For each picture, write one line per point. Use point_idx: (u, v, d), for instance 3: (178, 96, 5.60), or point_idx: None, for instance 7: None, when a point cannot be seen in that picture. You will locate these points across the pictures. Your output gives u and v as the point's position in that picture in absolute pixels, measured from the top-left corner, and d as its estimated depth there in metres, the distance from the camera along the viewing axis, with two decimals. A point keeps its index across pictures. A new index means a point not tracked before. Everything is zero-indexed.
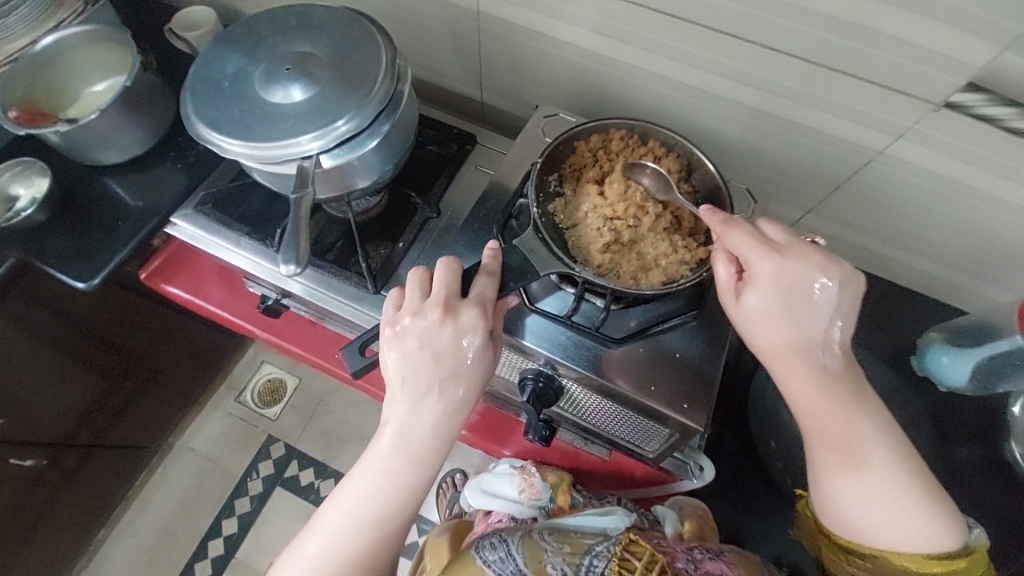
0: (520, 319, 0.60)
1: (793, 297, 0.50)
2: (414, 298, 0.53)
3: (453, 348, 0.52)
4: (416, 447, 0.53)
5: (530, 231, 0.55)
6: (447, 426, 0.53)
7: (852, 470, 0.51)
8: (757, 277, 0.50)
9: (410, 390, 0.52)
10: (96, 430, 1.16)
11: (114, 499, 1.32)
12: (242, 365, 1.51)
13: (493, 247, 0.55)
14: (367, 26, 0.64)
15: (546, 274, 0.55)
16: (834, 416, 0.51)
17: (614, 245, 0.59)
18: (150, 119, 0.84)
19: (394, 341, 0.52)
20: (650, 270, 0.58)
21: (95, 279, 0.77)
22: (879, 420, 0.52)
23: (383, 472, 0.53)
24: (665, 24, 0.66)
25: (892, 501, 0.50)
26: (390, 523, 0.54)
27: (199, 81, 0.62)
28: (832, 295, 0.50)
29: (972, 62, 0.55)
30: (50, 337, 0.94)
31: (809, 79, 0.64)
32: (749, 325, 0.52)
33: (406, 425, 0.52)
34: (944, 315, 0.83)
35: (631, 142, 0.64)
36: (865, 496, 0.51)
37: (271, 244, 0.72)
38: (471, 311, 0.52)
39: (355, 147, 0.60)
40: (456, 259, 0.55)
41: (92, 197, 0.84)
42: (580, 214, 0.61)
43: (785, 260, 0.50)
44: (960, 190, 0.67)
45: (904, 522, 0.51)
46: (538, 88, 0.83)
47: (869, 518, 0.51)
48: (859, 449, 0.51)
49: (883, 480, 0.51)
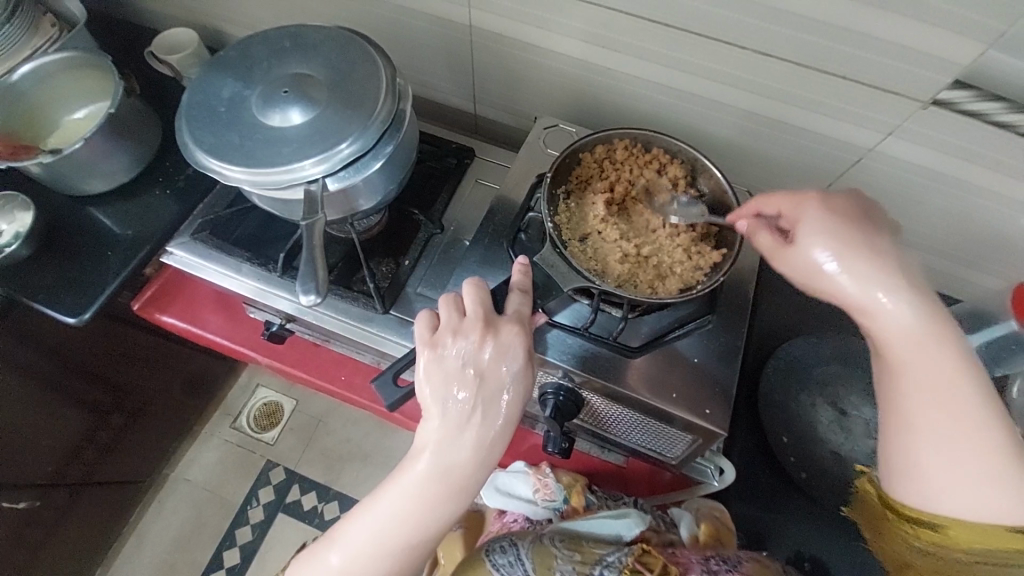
0: (541, 336, 0.60)
1: (841, 224, 0.49)
2: (452, 319, 0.54)
3: (495, 370, 0.52)
4: (455, 474, 0.52)
5: (549, 247, 0.57)
6: (487, 453, 0.52)
7: (921, 404, 0.44)
8: (806, 217, 0.51)
9: (450, 413, 0.51)
10: (86, 467, 1.12)
11: (108, 537, 1.28)
12: (236, 390, 1.48)
13: (522, 264, 0.57)
14: (364, 45, 0.64)
15: (569, 290, 0.57)
16: (917, 342, 0.45)
17: (632, 257, 0.60)
18: (136, 146, 0.82)
19: (434, 362, 0.52)
20: (666, 278, 0.59)
21: (88, 313, 0.75)
22: (970, 363, 0.45)
23: (419, 496, 0.52)
24: (659, 34, 0.67)
25: (972, 454, 0.43)
26: (421, 548, 0.53)
27: (194, 108, 0.61)
28: (887, 230, 0.50)
29: (958, 61, 0.57)
30: (36, 371, 0.90)
31: (800, 81, 0.65)
32: (805, 270, 0.50)
33: (443, 449, 0.51)
34: (937, 303, 0.86)
35: (635, 151, 0.66)
36: (933, 440, 0.44)
37: (274, 269, 0.71)
38: (512, 328, 0.54)
39: (360, 168, 0.59)
40: (485, 281, 0.57)
41: (78, 228, 0.81)
42: (590, 225, 0.62)
43: (829, 202, 0.51)
44: (948, 182, 0.69)
45: (981, 480, 0.42)
46: (532, 100, 0.84)
47: (933, 465, 0.44)
48: (931, 382, 0.44)
49: (959, 422, 0.43)
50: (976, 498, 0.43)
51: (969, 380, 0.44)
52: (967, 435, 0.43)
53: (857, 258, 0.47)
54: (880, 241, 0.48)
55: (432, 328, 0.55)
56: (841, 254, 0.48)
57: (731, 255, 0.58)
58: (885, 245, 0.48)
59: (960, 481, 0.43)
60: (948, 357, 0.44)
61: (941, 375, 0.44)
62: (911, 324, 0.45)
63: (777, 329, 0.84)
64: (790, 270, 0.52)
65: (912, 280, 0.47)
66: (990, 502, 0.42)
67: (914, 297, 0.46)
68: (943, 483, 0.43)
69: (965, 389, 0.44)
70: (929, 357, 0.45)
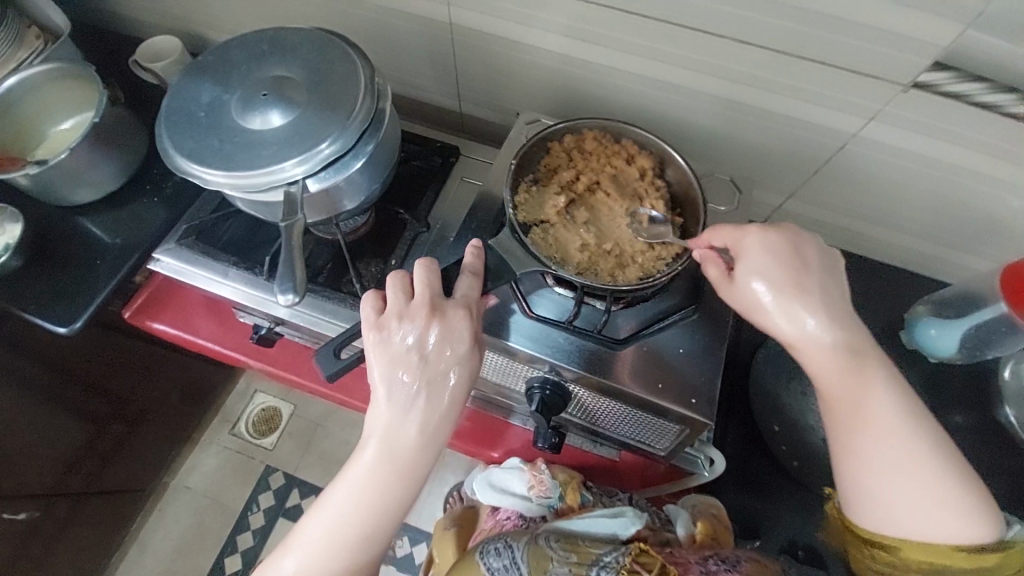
0: (508, 321, 0.60)
1: (781, 262, 0.51)
2: (399, 301, 0.54)
3: (441, 351, 0.52)
4: (403, 460, 0.52)
5: (507, 233, 0.57)
6: (434, 435, 0.52)
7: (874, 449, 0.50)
8: (750, 256, 0.52)
9: (396, 397, 0.51)
10: (86, 478, 1.12)
11: (110, 547, 1.28)
12: (235, 395, 1.48)
13: (475, 246, 0.57)
14: (341, 45, 0.64)
15: (525, 274, 0.57)
16: (857, 387, 0.50)
17: (591, 246, 0.61)
18: (123, 155, 0.82)
19: (380, 345, 0.52)
20: (626, 267, 0.60)
21: (79, 323, 0.75)
22: (901, 392, 0.51)
23: (369, 483, 0.52)
24: (637, 25, 0.66)
25: (917, 485, 0.50)
26: (375, 538, 0.53)
27: (174, 114, 0.61)
28: (820, 261, 0.52)
29: (937, 42, 0.56)
30: (29, 383, 0.90)
31: (781, 68, 0.65)
32: (747, 307, 0.52)
33: (391, 432, 0.51)
34: (928, 288, 0.86)
35: (605, 141, 0.66)
36: (884, 479, 0.50)
37: (260, 273, 0.71)
38: (458, 312, 0.53)
39: (341, 168, 0.59)
40: (435, 262, 0.57)
41: (68, 238, 0.81)
42: (550, 213, 0.62)
43: (767, 236, 0.52)
44: (934, 166, 0.69)
45: (925, 505, 0.50)
46: (515, 97, 0.84)
47: (889, 499, 0.50)
48: (878, 425, 0.50)
49: (904, 456, 0.50)
50: (926, 517, 0.50)
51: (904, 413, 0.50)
52: (909, 467, 0.50)
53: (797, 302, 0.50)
54: (813, 281, 0.51)
55: (378, 311, 0.54)
56: (782, 303, 0.50)
57: (692, 246, 0.59)
58: (818, 285, 0.51)
59: (915, 511, 0.50)
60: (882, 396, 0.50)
61: (879, 414, 0.50)
62: (849, 376, 0.50)
63: None
64: (734, 305, 0.54)
65: (844, 322, 0.50)
66: (940, 526, 0.50)
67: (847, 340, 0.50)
68: (899, 511, 0.51)
69: (900, 423, 0.50)
70: (874, 399, 0.50)
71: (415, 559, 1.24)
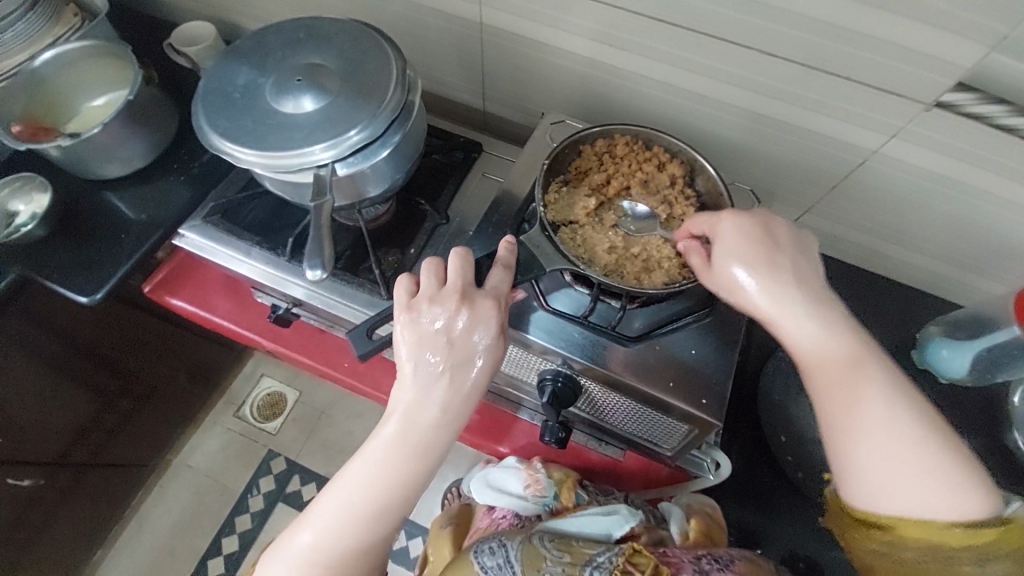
0: (527, 314, 0.61)
1: (754, 242, 0.53)
2: (431, 286, 0.55)
3: (467, 337, 0.53)
4: (422, 440, 0.53)
5: (536, 229, 0.58)
6: (453, 418, 0.53)
7: (851, 419, 0.48)
8: (723, 232, 0.55)
9: (420, 378, 0.52)
10: (90, 450, 1.13)
11: (109, 521, 1.29)
12: (241, 379, 1.50)
13: (509, 241, 0.58)
14: (376, 37, 0.66)
15: (552, 271, 0.58)
16: (833, 358, 0.50)
17: (619, 249, 0.62)
18: (153, 134, 0.84)
19: (409, 324, 0.53)
20: (653, 272, 0.61)
21: (100, 294, 0.76)
22: (881, 366, 0.50)
23: (387, 462, 0.53)
24: (665, 33, 0.68)
25: (907, 458, 0.46)
26: (389, 516, 0.54)
27: (211, 94, 0.62)
28: (790, 241, 0.54)
29: (961, 63, 0.57)
30: (45, 352, 0.92)
31: (805, 81, 0.66)
32: (728, 287, 0.54)
33: (412, 411, 0.52)
34: (941, 309, 0.86)
35: (636, 147, 0.68)
36: (870, 451, 0.47)
37: (283, 254, 0.72)
38: (487, 302, 0.54)
39: (368, 155, 0.61)
40: (470, 253, 0.58)
41: (94, 211, 0.83)
42: (579, 215, 0.63)
43: (739, 218, 0.55)
44: (953, 186, 0.70)
45: (916, 479, 0.46)
46: (541, 98, 0.85)
47: (877, 474, 0.47)
48: (854, 393, 0.49)
49: (886, 427, 0.47)
50: (920, 493, 0.46)
51: (887, 386, 0.48)
52: (893, 436, 0.47)
53: (759, 271, 0.52)
54: (780, 256, 0.53)
55: (411, 293, 0.56)
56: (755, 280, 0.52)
57: None
58: (786, 261, 0.53)
59: (906, 485, 0.46)
60: (862, 367, 0.49)
61: (858, 383, 0.49)
62: (821, 346, 0.51)
63: None
64: (715, 288, 0.55)
65: (811, 294, 0.52)
66: (933, 502, 0.46)
67: (818, 315, 0.51)
68: (890, 486, 0.47)
69: (880, 393, 0.48)
70: (851, 371, 0.49)
71: (410, 552, 1.25)
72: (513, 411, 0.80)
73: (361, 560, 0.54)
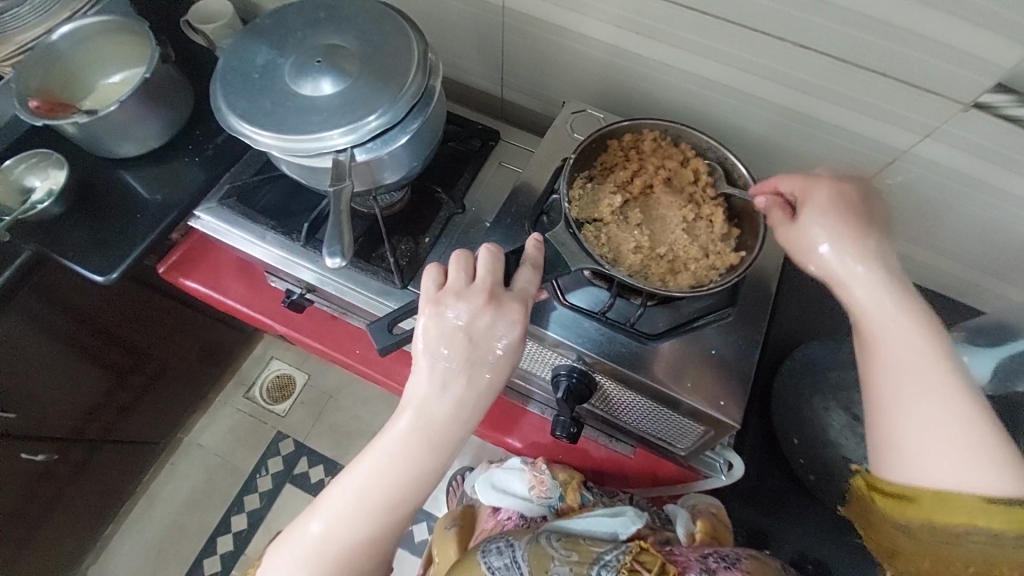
0: (545, 311, 0.60)
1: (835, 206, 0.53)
2: (459, 280, 0.54)
3: (487, 335, 0.52)
4: (435, 435, 0.53)
5: (561, 225, 0.57)
6: (467, 415, 0.53)
7: (901, 386, 0.46)
8: (811, 194, 0.54)
9: (437, 373, 0.52)
10: (103, 425, 1.15)
11: (120, 496, 1.31)
12: (250, 361, 1.51)
13: (536, 239, 0.57)
14: (396, 19, 0.64)
15: (576, 269, 0.57)
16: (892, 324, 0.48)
17: (645, 249, 0.61)
18: (169, 113, 0.83)
19: (433, 318, 0.53)
20: (678, 273, 0.59)
21: (115, 274, 0.76)
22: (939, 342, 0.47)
23: (399, 456, 0.53)
24: (694, 21, 0.66)
25: (951, 426, 0.43)
26: (399, 509, 0.54)
27: (229, 73, 0.61)
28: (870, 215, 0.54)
29: (1003, 63, 0.55)
30: (60, 329, 0.92)
31: (838, 76, 0.63)
32: (805, 244, 0.53)
33: (427, 406, 0.52)
34: (962, 315, 0.85)
35: (664, 143, 0.66)
36: (912, 418, 0.44)
37: (298, 239, 0.71)
38: (514, 304, 0.53)
39: (387, 141, 0.60)
40: (499, 249, 0.57)
41: (109, 189, 0.83)
42: (602, 211, 0.62)
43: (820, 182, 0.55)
44: (985, 189, 0.68)
45: (955, 450, 0.43)
46: (561, 85, 0.83)
47: (916, 442, 0.44)
48: (912, 362, 0.46)
49: (934, 395, 0.44)
50: (960, 467, 0.42)
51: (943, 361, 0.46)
52: (937, 403, 0.44)
53: (840, 226, 0.52)
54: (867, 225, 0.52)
55: (439, 283, 0.55)
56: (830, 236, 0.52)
57: (747, 258, 0.58)
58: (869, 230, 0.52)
59: (948, 456, 0.43)
60: (922, 338, 0.47)
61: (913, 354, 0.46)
62: (883, 312, 0.48)
63: (795, 331, 0.83)
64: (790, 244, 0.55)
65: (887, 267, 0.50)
66: (974, 476, 0.42)
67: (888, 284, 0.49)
68: (928, 455, 0.43)
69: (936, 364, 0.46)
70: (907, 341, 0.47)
71: (415, 537, 1.26)
72: (523, 403, 0.80)
73: (369, 553, 0.54)
